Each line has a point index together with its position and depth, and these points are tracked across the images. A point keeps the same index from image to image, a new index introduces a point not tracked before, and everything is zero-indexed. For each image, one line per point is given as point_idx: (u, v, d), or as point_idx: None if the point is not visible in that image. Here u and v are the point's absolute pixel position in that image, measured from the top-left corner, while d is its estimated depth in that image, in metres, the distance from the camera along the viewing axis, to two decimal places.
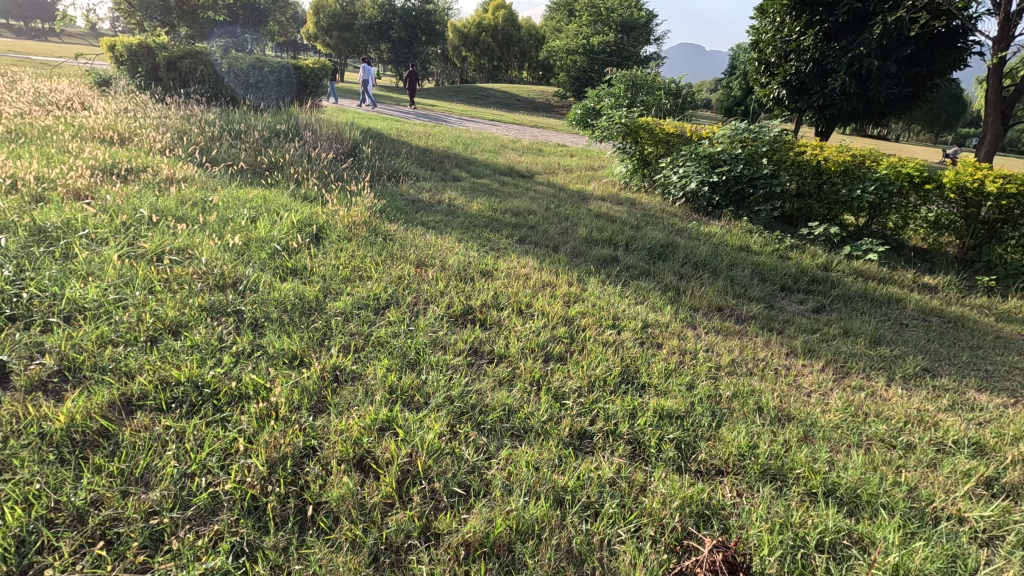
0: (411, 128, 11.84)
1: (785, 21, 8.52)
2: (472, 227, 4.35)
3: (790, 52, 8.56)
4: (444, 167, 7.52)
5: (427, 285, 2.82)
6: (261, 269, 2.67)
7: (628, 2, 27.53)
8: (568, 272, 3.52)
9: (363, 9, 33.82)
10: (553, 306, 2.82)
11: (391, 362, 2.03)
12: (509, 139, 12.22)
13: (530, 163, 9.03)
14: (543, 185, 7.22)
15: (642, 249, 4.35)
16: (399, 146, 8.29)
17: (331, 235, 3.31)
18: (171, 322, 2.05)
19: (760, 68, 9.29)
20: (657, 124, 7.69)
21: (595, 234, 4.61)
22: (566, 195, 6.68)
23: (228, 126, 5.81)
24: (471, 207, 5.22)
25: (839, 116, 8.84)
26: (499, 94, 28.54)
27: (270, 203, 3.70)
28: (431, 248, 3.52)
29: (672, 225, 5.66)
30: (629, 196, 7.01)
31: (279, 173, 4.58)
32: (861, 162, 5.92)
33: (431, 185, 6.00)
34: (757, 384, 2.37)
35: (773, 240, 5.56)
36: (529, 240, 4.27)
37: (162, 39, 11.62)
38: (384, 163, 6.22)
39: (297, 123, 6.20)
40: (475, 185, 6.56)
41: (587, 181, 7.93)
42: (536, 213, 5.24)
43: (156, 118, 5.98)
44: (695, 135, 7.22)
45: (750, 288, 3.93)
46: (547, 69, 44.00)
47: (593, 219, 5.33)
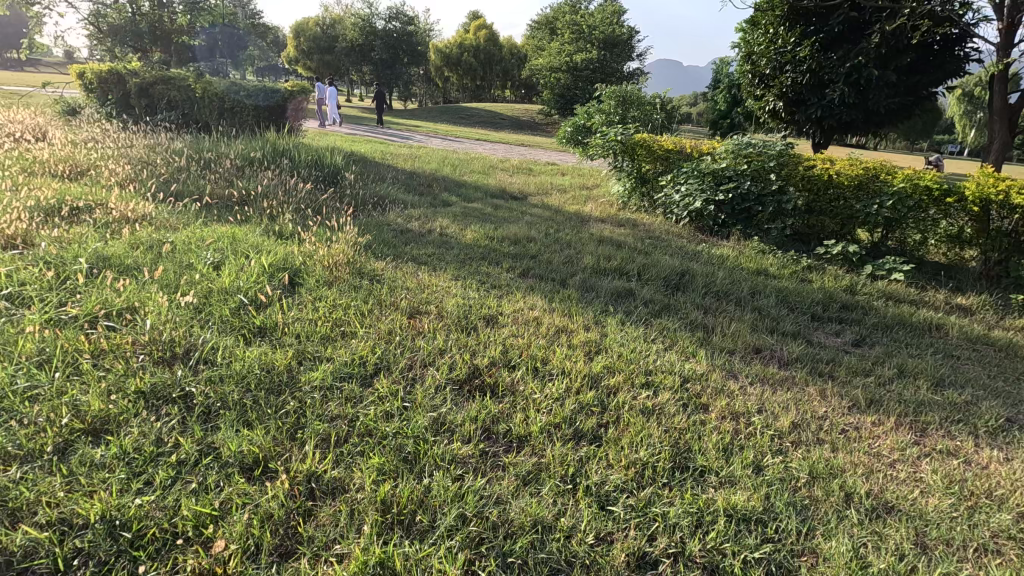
0: (397, 151, 11.45)
1: (779, 32, 8.31)
2: (468, 261, 3.93)
3: (785, 63, 8.32)
4: (434, 191, 7.11)
5: (423, 340, 2.37)
6: (221, 332, 2.21)
7: (610, 19, 27.58)
8: (582, 313, 3.10)
9: (344, 32, 33.67)
10: (572, 362, 2.39)
11: (384, 462, 1.58)
12: (497, 159, 11.88)
13: (521, 184, 8.67)
14: (539, 208, 6.84)
15: (657, 279, 3.95)
16: (385, 171, 7.89)
17: (309, 282, 2.86)
18: (94, 419, 1.58)
19: (754, 81, 9.06)
20: (654, 140, 7.37)
21: (603, 263, 4.21)
22: (564, 218, 6.30)
23: (199, 155, 5.38)
24: (465, 236, 4.80)
25: (838, 127, 8.60)
26: (483, 113, 28.38)
27: (240, 243, 3.26)
28: (425, 290, 3.08)
29: (681, 248, 5.28)
30: (630, 217, 6.64)
31: (253, 206, 4.15)
32: (876, 176, 5.60)
33: (420, 212, 5.58)
34: (834, 458, 1.94)
35: (789, 261, 5.21)
36: (533, 273, 3.85)
37: (133, 65, 11.17)
38: (369, 189, 5.79)
39: (274, 150, 5.78)
40: (468, 211, 6.15)
41: (583, 202, 7.55)
42: (536, 241, 4.83)
43: (119, 148, 5.52)
44: (695, 151, 6.88)
45: (781, 321, 3.53)
46: (529, 87, 44.14)
47: (597, 244, 4.94)
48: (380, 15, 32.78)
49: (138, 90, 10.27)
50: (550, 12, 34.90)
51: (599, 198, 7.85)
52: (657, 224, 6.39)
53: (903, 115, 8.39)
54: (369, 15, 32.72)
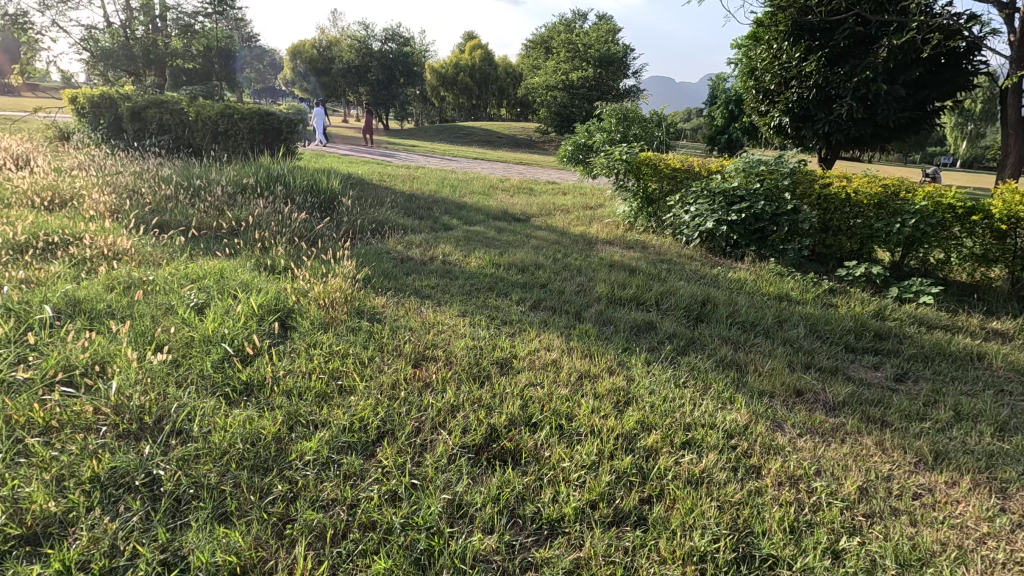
0: (395, 172, 11.25)
1: (783, 47, 8.18)
2: (475, 293, 3.67)
3: (791, 78, 8.17)
4: (434, 214, 6.88)
5: (431, 395, 2.09)
6: (200, 392, 1.93)
7: (605, 37, 27.73)
8: (603, 352, 2.83)
9: (340, 53, 33.83)
10: (601, 416, 2.11)
11: (392, 568, 1.31)
12: (497, 179, 11.70)
13: (523, 205, 8.45)
14: (543, 231, 6.60)
15: (677, 309, 3.69)
16: (383, 194, 7.66)
17: (303, 325, 2.59)
18: (36, 522, 1.30)
19: (758, 97, 8.91)
20: (660, 158, 7.17)
21: (618, 291, 3.95)
22: (571, 241, 6.06)
23: (190, 182, 5.14)
24: (470, 264, 4.55)
25: (845, 142, 8.42)
26: (480, 132, 28.37)
27: (228, 280, 3.00)
28: (431, 330, 2.82)
29: (696, 273, 5.03)
30: (639, 239, 6.41)
31: (244, 236, 3.90)
32: (895, 193, 5.37)
33: (421, 237, 5.34)
34: (916, 535, 1.66)
35: (809, 284, 4.96)
36: (545, 305, 3.58)
37: (126, 88, 10.99)
38: (368, 215, 5.55)
39: (268, 175, 5.54)
40: (470, 235, 5.91)
41: (589, 223, 7.32)
42: (544, 268, 4.58)
43: (105, 175, 5.28)
44: (704, 170, 6.67)
45: (816, 355, 3.26)
46: (525, 105, 44.39)
47: (608, 270, 4.69)
48: (376, 36, 32.96)
49: (131, 114, 10.07)
50: (545, 32, 35.14)
51: (604, 218, 7.63)
52: (667, 246, 6.15)
53: (913, 130, 8.21)
54: (365, 36, 32.92)
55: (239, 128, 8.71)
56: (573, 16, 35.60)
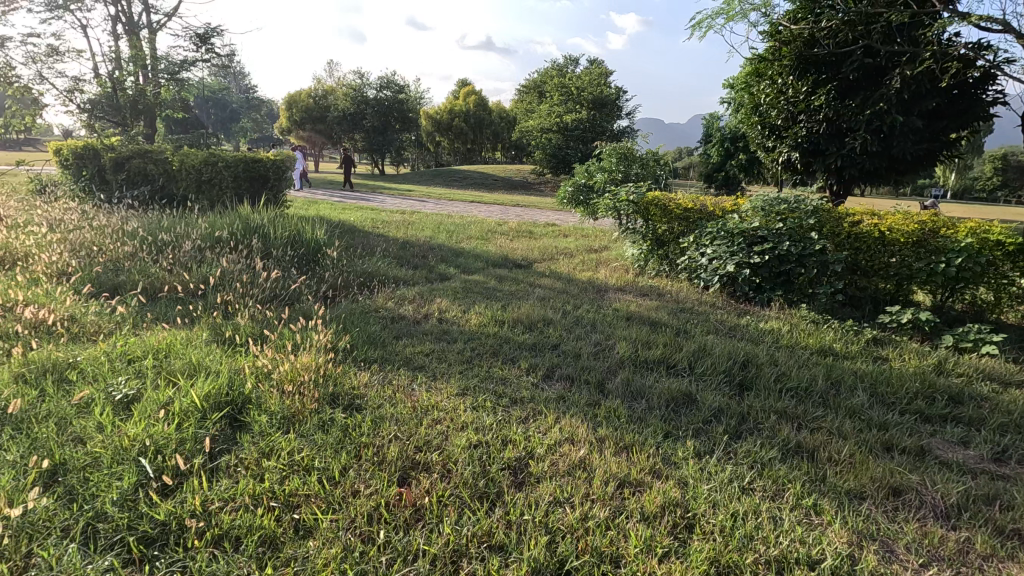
0: (388, 218, 10.82)
1: (788, 81, 7.91)
2: (478, 361, 3.11)
3: (799, 113, 7.86)
4: (430, 264, 6.38)
5: (423, 538, 1.51)
6: (92, 553, 1.36)
7: (597, 80, 28.09)
8: (640, 442, 2.26)
9: (336, 102, 34.24)
10: (657, 558, 1.53)
11: None
12: (495, 222, 11.32)
13: (524, 250, 7.97)
14: (547, 278, 6.09)
15: (715, 374, 3.13)
16: (376, 242, 7.20)
17: (259, 423, 2.03)
18: None
19: (764, 133, 8.60)
20: (669, 198, 6.75)
21: (643, 353, 3.40)
22: (579, 290, 5.55)
23: (159, 235, 4.65)
24: (469, 322, 4.01)
25: (859, 177, 8.05)
26: (476, 175, 28.37)
27: (174, 360, 2.45)
28: (423, 419, 2.25)
29: (723, 323, 4.50)
30: (652, 284, 5.91)
31: (207, 299, 3.37)
32: (934, 231, 4.90)
33: (415, 291, 4.83)
34: None
35: (850, 332, 4.43)
36: (560, 374, 3.02)
37: (111, 139, 10.65)
38: (356, 267, 5.04)
39: (246, 225, 5.05)
40: (470, 286, 5.39)
41: (596, 269, 6.84)
42: (554, 323, 4.05)
43: (66, 230, 4.78)
44: (719, 210, 6.22)
45: (893, 431, 2.69)
46: (519, 148, 44.90)
47: (626, 325, 4.15)
48: (371, 84, 33.44)
49: (113, 165, 9.69)
50: (537, 76, 35.75)
51: (612, 263, 7.14)
52: (684, 292, 5.64)
53: (930, 163, 7.82)
54: (360, 84, 33.41)
55: (224, 176, 8.27)
56: (564, 60, 36.29)
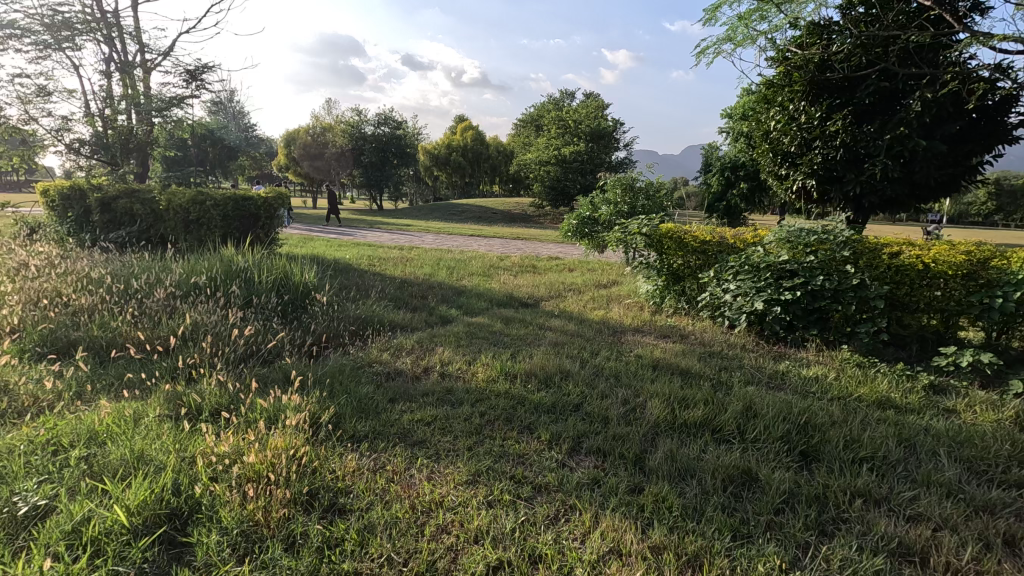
0: (386, 255, 10.43)
1: (801, 108, 7.64)
2: (489, 432, 2.62)
3: (814, 139, 7.55)
4: (430, 305, 5.91)
5: None
6: None
7: (594, 113, 28.20)
8: (704, 551, 1.76)
9: (334, 139, 34.39)
10: None
11: None
12: (497, 256, 10.93)
13: (530, 286, 7.52)
14: (558, 318, 5.63)
15: (771, 442, 2.64)
16: (372, 282, 6.75)
17: (207, 549, 1.54)
18: None
19: (776, 161, 8.27)
20: (685, 230, 6.35)
21: (682, 414, 2.92)
22: (594, 332, 5.08)
23: (130, 282, 4.20)
24: (477, 377, 3.52)
25: (879, 205, 7.68)
26: (474, 209, 28.21)
27: (114, 447, 1.97)
28: (425, 529, 1.75)
29: (760, 370, 4.02)
30: (672, 325, 5.44)
31: (173, 359, 2.90)
32: (985, 262, 4.45)
33: (414, 339, 4.36)
34: None
35: (902, 378, 3.95)
36: (589, 446, 2.53)
37: (99, 179, 10.30)
38: (349, 312, 4.58)
39: (229, 268, 4.61)
40: (474, 331, 4.92)
41: (608, 307, 6.37)
42: (573, 376, 3.57)
43: (29, 278, 4.33)
44: (740, 242, 5.80)
45: (1005, 517, 2.18)
46: (517, 181, 45.16)
47: (654, 376, 3.67)
48: (370, 121, 33.65)
49: (100, 205, 9.31)
50: (534, 111, 36.01)
51: (624, 300, 6.68)
52: (708, 332, 5.17)
53: (954, 189, 7.46)
54: (358, 121, 33.58)
55: (212, 216, 7.85)
56: (561, 95, 36.64)
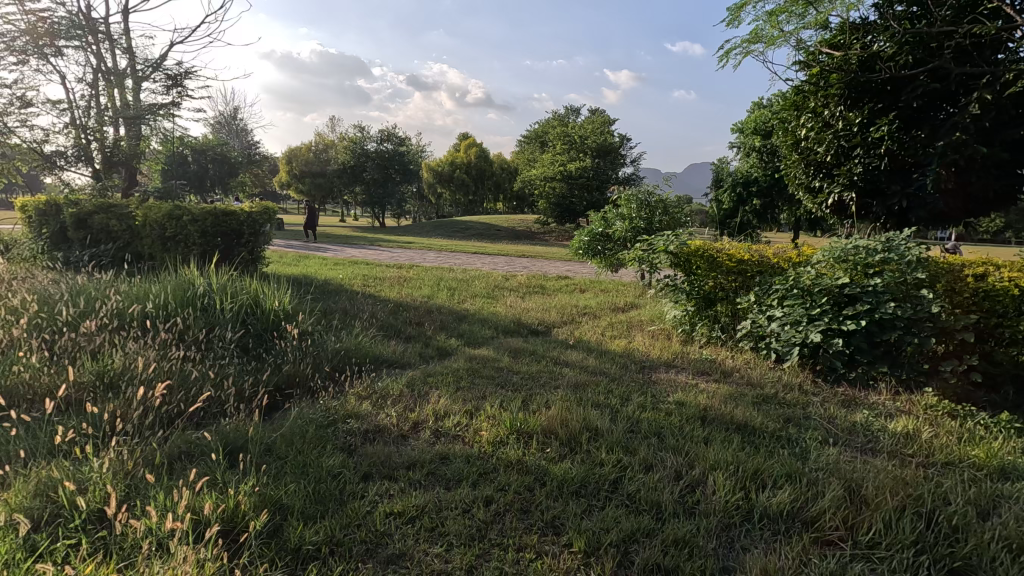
0: (384, 274, 9.71)
1: (838, 114, 6.93)
2: (497, 538, 1.84)
3: (853, 147, 6.83)
4: (426, 334, 5.15)
5: None
6: None
7: (600, 129, 27.69)
8: None
9: (336, 156, 34.02)
10: None
11: None
12: (502, 276, 10.19)
13: (538, 309, 6.76)
14: (574, 350, 4.86)
15: (897, 552, 1.85)
16: (362, 307, 6.00)
17: None
18: None
19: (810, 171, 7.56)
20: (718, 247, 5.59)
21: (760, 501, 2.13)
22: (619, 368, 4.30)
23: (59, 312, 3.45)
24: (478, 438, 2.74)
25: (929, 220, 6.90)
26: (479, 226, 27.61)
27: None
28: None
29: (831, 422, 3.23)
30: (708, 358, 4.66)
31: (71, 427, 2.16)
32: None
33: (403, 381, 3.59)
34: None
35: (1013, 433, 3.15)
36: (643, 562, 1.76)
37: (79, 194, 9.59)
38: (327, 346, 3.82)
39: (184, 292, 3.86)
40: (476, 367, 4.15)
41: (630, 336, 5.59)
42: (603, 434, 2.80)
43: None
44: (784, 261, 5.05)
45: None
46: (521, 199, 44.71)
47: (706, 433, 2.88)
48: (372, 137, 33.31)
49: (76, 222, 8.61)
50: (538, 128, 35.62)
51: (647, 327, 5.91)
52: (754, 367, 4.39)
53: (1014, 202, 6.66)
54: (360, 138, 33.21)
55: (189, 232, 7.11)
56: (566, 111, 36.26)
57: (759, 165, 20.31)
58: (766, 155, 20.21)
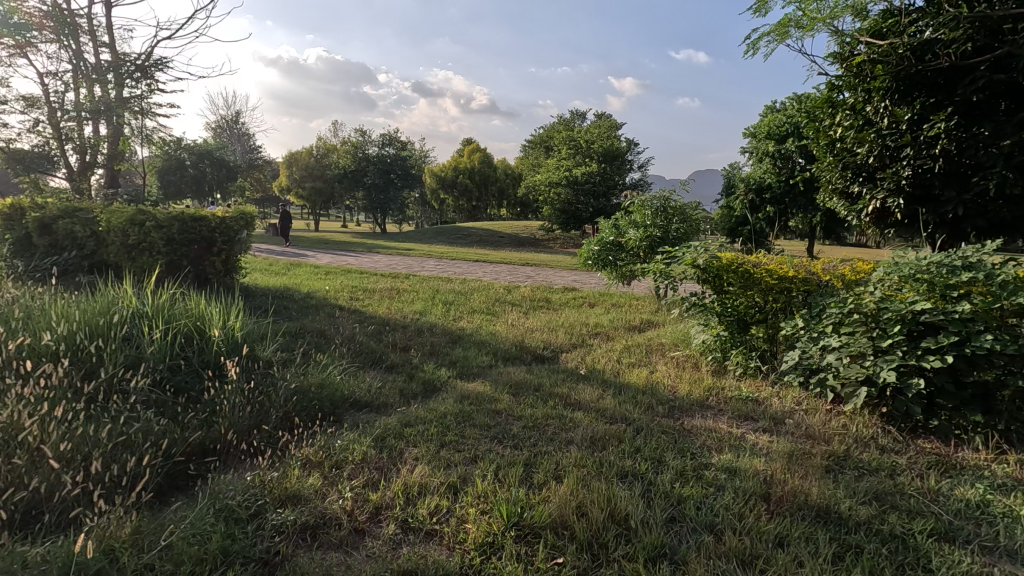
0: (376, 286, 8.96)
1: (882, 111, 6.17)
2: None
3: (901, 148, 6.06)
4: (412, 363, 4.36)
5: None
6: None
7: (606, 133, 26.91)
8: None
9: (337, 160, 33.42)
10: None
11: None
12: (503, 287, 9.43)
13: (543, 329, 5.97)
14: (587, 386, 4.06)
15: None
16: (340, 327, 5.23)
17: None
18: None
19: (848, 175, 6.78)
20: (754, 261, 4.80)
21: None
22: (643, 412, 3.51)
23: None
24: (462, 539, 1.96)
25: (986, 231, 6.10)
26: (481, 232, 26.88)
27: None
28: None
29: (933, 501, 2.44)
30: (750, 398, 3.87)
31: None
32: None
33: (373, 435, 2.82)
34: None
35: None
36: None
37: (48, 197, 8.86)
38: (280, 388, 3.05)
39: (104, 318, 3.10)
40: (467, 410, 3.36)
41: (652, 366, 4.79)
42: (637, 531, 2.02)
43: None
44: (836, 279, 4.25)
45: None
46: (525, 205, 44.04)
47: (777, 527, 2.09)
48: (373, 142, 32.69)
49: (39, 228, 7.88)
50: (542, 132, 34.86)
51: (669, 352, 5.11)
52: (808, 411, 3.60)
53: None
54: (361, 142, 32.56)
55: (153, 240, 6.33)
56: (571, 115, 35.59)
57: (773, 171, 19.48)
58: (780, 161, 19.40)
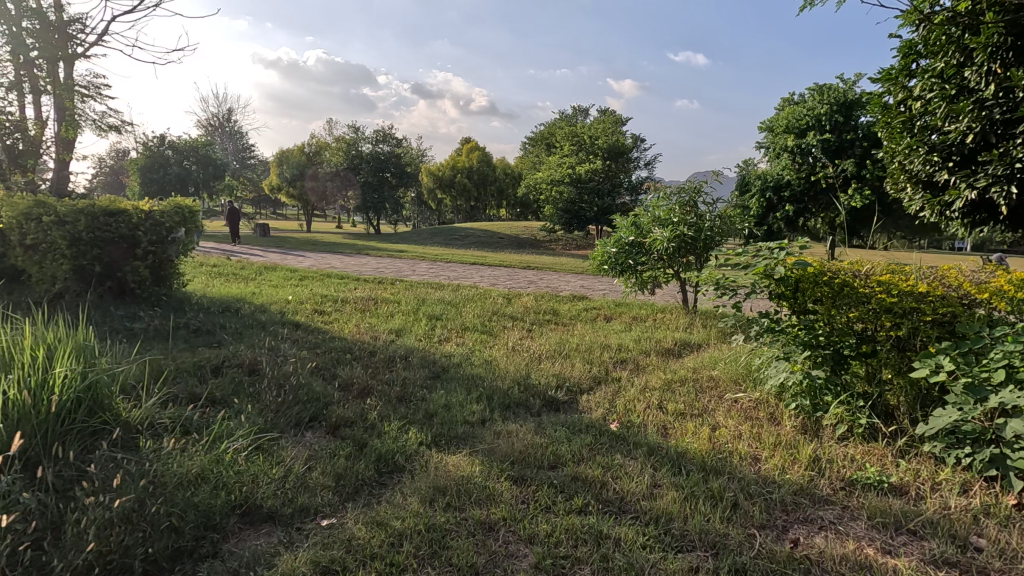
0: (351, 295, 7.60)
1: (989, 75, 4.86)
2: None
3: (1014, 123, 4.79)
4: (369, 418, 3.00)
5: None
6: None
7: (611, 129, 25.46)
8: None
9: (329, 158, 32.07)
10: None
11: None
12: (502, 296, 8.10)
13: (554, 356, 4.60)
14: (628, 459, 2.71)
15: None
16: (282, 359, 3.87)
17: None
18: None
19: (935, 159, 5.42)
20: (855, 272, 3.41)
21: None
22: (729, 521, 2.17)
23: None
24: None
25: None
26: (479, 233, 25.55)
27: None
28: None
29: None
30: (883, 484, 2.50)
31: None
32: None
33: None
34: None
35: None
36: None
37: None
38: (91, 514, 1.71)
39: None
40: (441, 525, 2.01)
41: (711, 417, 3.40)
42: None
43: None
44: (995, 299, 2.88)
45: None
46: (525, 205, 42.86)
47: None
48: (367, 138, 31.31)
49: None
50: (544, 129, 33.51)
51: (730, 395, 3.70)
52: (993, 514, 2.24)
53: None
54: (354, 139, 31.09)
55: (54, 240, 4.93)
56: (574, 110, 34.21)
57: (792, 167, 18.12)
58: (799, 156, 18.05)
